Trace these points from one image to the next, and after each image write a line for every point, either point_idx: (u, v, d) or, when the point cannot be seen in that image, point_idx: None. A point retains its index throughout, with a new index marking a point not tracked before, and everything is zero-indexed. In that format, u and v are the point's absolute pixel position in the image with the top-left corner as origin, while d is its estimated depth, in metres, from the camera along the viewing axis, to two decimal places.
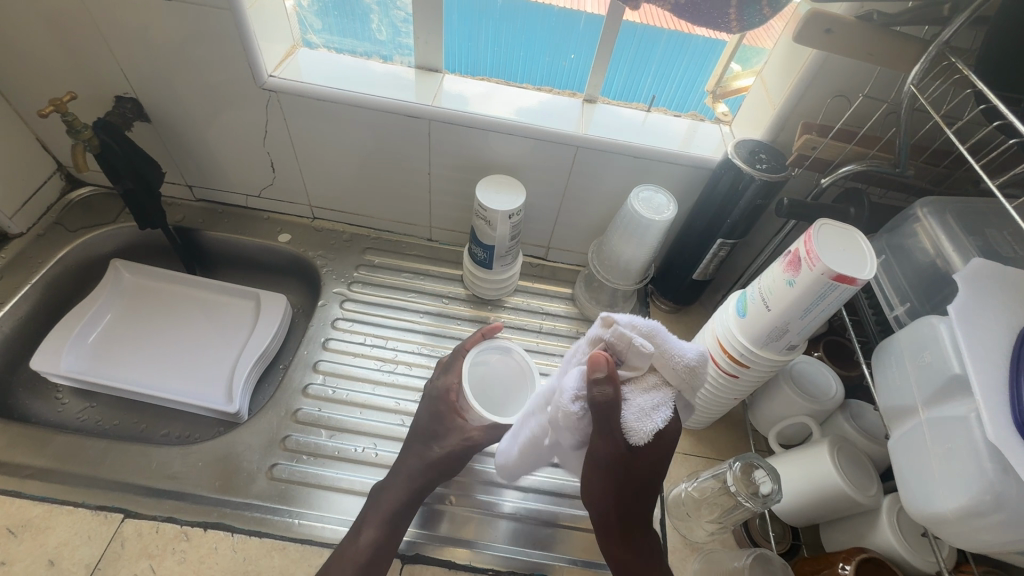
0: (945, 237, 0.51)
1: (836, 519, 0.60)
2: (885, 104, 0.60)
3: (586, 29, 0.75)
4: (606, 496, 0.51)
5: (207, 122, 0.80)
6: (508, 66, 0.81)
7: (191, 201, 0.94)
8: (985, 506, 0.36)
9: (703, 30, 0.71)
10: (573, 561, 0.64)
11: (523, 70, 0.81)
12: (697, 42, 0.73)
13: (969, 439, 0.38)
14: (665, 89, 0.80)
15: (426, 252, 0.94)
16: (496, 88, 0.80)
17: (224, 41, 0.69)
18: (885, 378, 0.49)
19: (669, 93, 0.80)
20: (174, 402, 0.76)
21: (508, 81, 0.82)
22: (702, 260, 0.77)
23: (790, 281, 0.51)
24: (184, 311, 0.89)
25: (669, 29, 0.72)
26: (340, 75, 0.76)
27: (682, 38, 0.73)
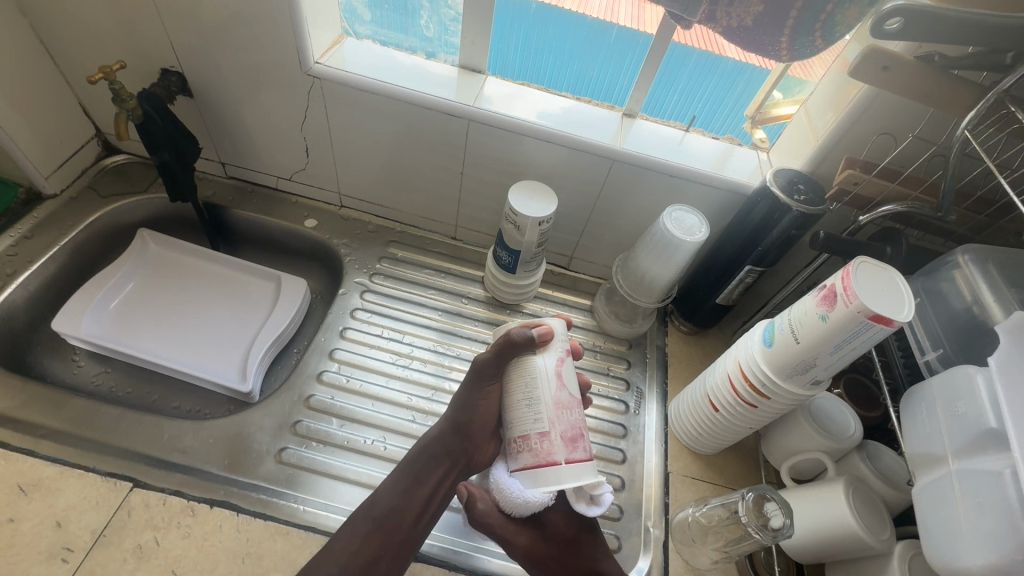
0: (984, 285, 0.50)
1: (844, 560, 0.59)
2: (934, 146, 0.60)
3: (616, 43, 0.75)
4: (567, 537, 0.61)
5: (248, 102, 0.81)
6: (537, 70, 0.81)
7: (222, 178, 0.95)
8: (1014, 565, 0.35)
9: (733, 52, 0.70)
10: None
11: (549, 75, 0.81)
12: (727, 65, 0.73)
13: (1000, 494, 0.37)
14: (692, 107, 0.80)
15: (448, 250, 0.94)
16: (523, 90, 0.80)
17: (277, 25, 0.70)
18: (913, 423, 0.48)
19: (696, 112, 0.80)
20: (188, 375, 0.76)
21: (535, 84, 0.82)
22: (727, 285, 0.76)
23: (823, 315, 0.51)
24: (205, 286, 0.89)
25: (699, 50, 0.72)
26: (383, 68, 0.76)
27: (711, 60, 0.73)
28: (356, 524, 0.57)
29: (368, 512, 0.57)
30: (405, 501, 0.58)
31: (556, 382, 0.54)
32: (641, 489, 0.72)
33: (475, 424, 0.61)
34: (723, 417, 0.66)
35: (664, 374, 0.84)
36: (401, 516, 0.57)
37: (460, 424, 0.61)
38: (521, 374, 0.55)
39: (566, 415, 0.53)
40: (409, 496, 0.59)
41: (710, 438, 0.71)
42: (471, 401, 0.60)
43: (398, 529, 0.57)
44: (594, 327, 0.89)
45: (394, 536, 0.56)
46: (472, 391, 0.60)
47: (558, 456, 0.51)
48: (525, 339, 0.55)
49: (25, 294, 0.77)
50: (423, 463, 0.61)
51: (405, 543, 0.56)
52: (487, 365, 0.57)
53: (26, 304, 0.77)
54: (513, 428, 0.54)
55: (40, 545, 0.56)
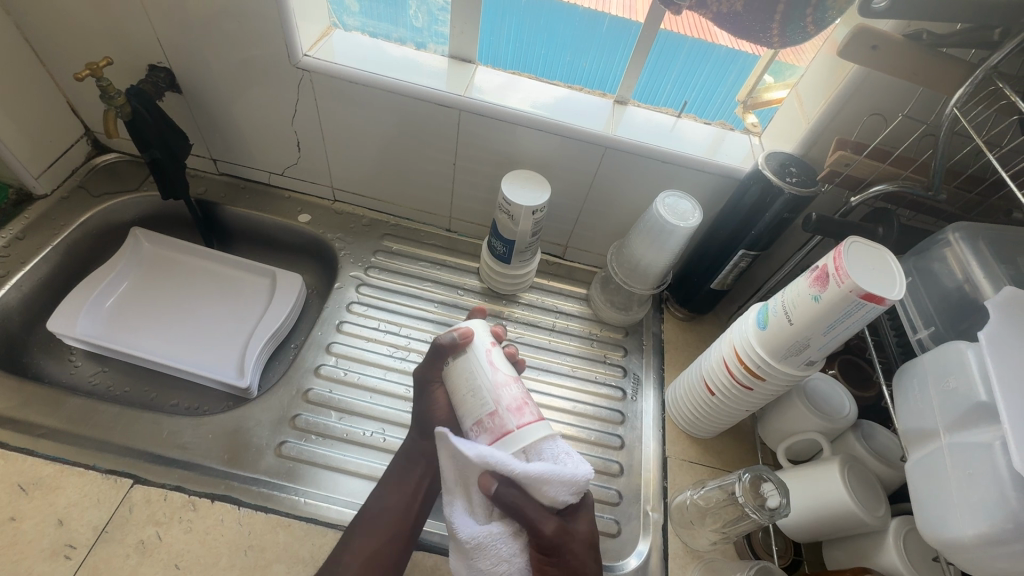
0: (975, 263, 0.51)
1: (842, 537, 0.60)
2: (924, 125, 0.60)
3: (608, 32, 0.75)
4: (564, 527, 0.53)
5: (238, 97, 0.80)
6: (529, 61, 0.80)
7: (214, 175, 0.94)
8: (1006, 535, 0.36)
9: (727, 39, 0.71)
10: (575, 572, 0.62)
11: (543, 66, 0.81)
12: (720, 52, 0.73)
13: (992, 466, 0.38)
14: (686, 93, 0.79)
15: (443, 242, 0.94)
16: (516, 80, 0.80)
17: (265, 17, 0.69)
18: (906, 399, 0.48)
19: (691, 99, 0.80)
20: (186, 372, 0.76)
21: (529, 75, 0.81)
22: (721, 270, 0.77)
23: (816, 296, 0.51)
24: (201, 283, 0.89)
25: (692, 38, 0.72)
26: (372, 59, 0.76)
27: (706, 46, 0.73)
28: (354, 529, 0.58)
29: (361, 519, 0.59)
30: (392, 505, 0.60)
31: (490, 365, 0.53)
32: (639, 474, 0.72)
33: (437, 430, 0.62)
34: (719, 400, 0.67)
35: (661, 360, 0.84)
36: (390, 521, 0.58)
37: (426, 431, 0.63)
38: (456, 370, 0.54)
39: (510, 389, 0.51)
40: (397, 497, 0.60)
41: (707, 422, 0.71)
42: (426, 411, 0.61)
43: (389, 530, 0.58)
44: (591, 316, 0.89)
45: (390, 535, 0.57)
46: (427, 403, 0.61)
47: (510, 425, 0.49)
48: (444, 343, 0.55)
49: (21, 295, 0.77)
50: (402, 468, 0.63)
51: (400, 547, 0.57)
52: (428, 374, 0.59)
53: (21, 304, 0.77)
54: (465, 419, 0.52)
55: (43, 543, 0.56)
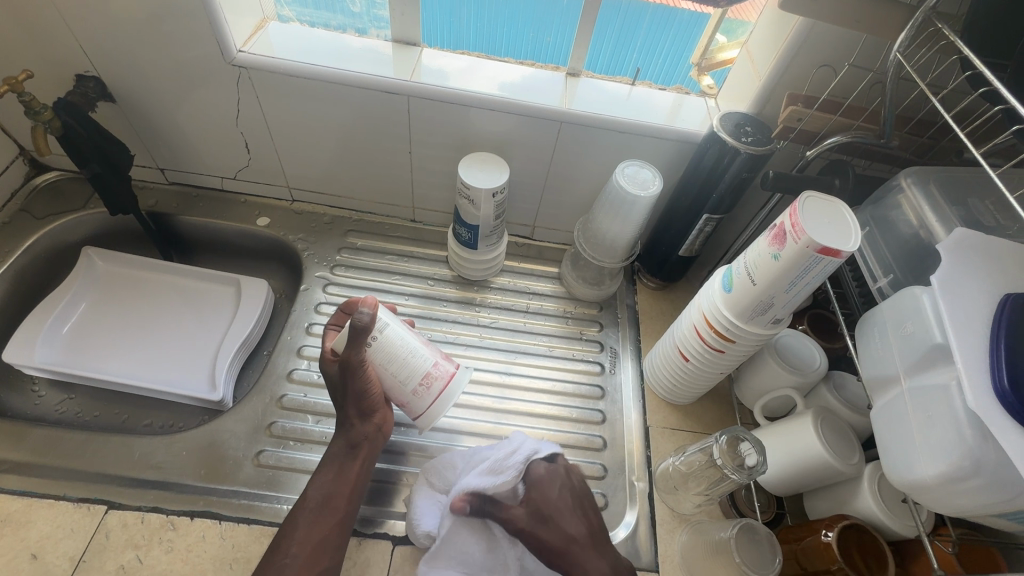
0: (928, 207, 0.51)
1: (820, 487, 0.62)
2: (871, 73, 0.60)
3: (569, 4, 0.73)
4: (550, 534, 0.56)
5: (177, 102, 0.77)
6: (492, 41, 0.78)
7: (164, 185, 0.91)
8: (964, 471, 0.37)
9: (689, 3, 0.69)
10: None
11: (506, 45, 0.78)
12: (683, 17, 0.72)
13: (949, 407, 0.39)
14: (648, 62, 0.78)
15: (410, 233, 0.93)
16: (478, 62, 0.78)
17: (192, 15, 0.66)
18: (867, 347, 0.49)
19: (656, 67, 0.79)
20: (155, 391, 0.74)
21: (492, 55, 0.79)
22: (688, 236, 0.76)
23: (775, 254, 0.51)
24: (163, 298, 0.86)
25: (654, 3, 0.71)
26: (314, 49, 0.73)
27: (668, 12, 0.72)
28: (295, 518, 0.56)
29: (303, 506, 0.57)
30: (335, 490, 0.58)
31: (408, 331, 0.62)
32: (623, 445, 0.73)
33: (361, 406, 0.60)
34: (693, 365, 0.67)
35: (637, 331, 0.85)
36: (327, 505, 0.57)
37: (359, 412, 0.61)
38: (387, 342, 0.59)
39: (429, 346, 0.64)
40: (339, 482, 0.59)
41: (684, 387, 0.72)
42: (359, 395, 0.60)
43: (326, 515, 0.57)
44: (564, 294, 0.88)
45: (336, 524, 0.56)
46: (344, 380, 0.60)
47: (450, 369, 0.63)
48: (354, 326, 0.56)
49: None
50: (342, 451, 0.61)
51: (339, 530, 0.56)
52: (348, 359, 0.58)
53: None
54: (410, 381, 0.60)
55: None
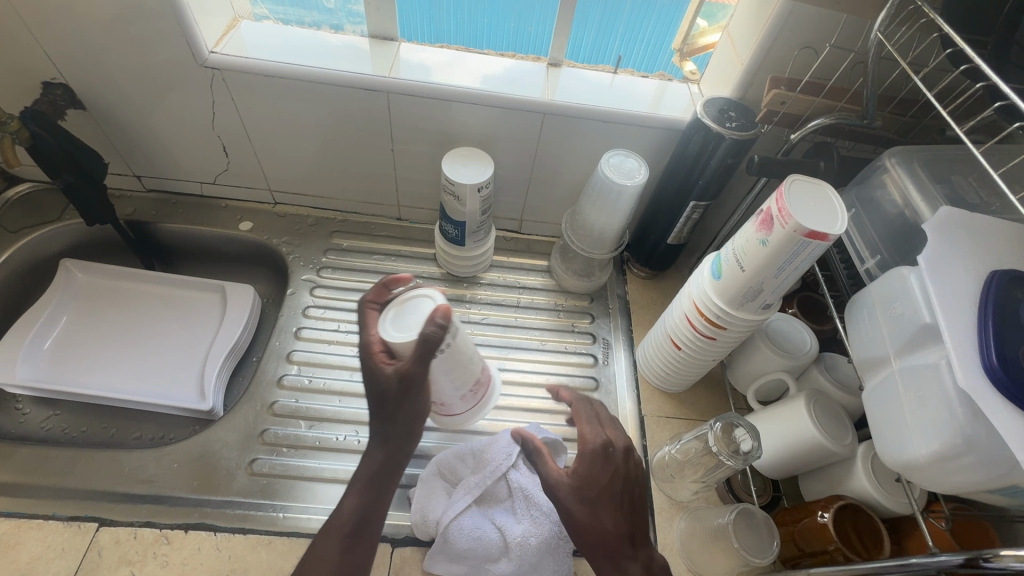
0: (914, 187, 0.51)
1: (814, 469, 0.62)
2: (852, 53, 0.59)
3: None
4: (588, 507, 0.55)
5: (150, 107, 0.75)
6: (473, 34, 0.77)
7: (142, 192, 0.89)
8: (957, 450, 0.37)
9: None
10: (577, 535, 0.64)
11: (487, 37, 0.77)
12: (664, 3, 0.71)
13: (940, 386, 0.39)
14: (630, 49, 0.78)
15: (396, 232, 0.92)
16: (459, 55, 0.76)
17: (161, 16, 0.64)
18: (857, 329, 0.49)
19: (638, 53, 0.78)
20: (144, 403, 0.73)
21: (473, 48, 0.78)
22: (676, 224, 0.76)
23: (763, 240, 0.51)
24: (147, 307, 0.85)
25: None
26: (289, 47, 0.71)
27: None
28: (326, 537, 0.54)
29: (338, 527, 0.54)
30: (369, 510, 0.56)
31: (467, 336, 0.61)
32: None
33: (411, 412, 0.58)
34: (686, 354, 0.67)
35: (629, 321, 0.84)
36: (360, 518, 0.55)
37: (401, 427, 0.58)
38: (455, 353, 0.56)
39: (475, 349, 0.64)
40: (373, 503, 0.57)
41: (678, 375, 0.72)
42: (407, 410, 0.57)
43: (360, 531, 0.55)
44: (555, 287, 0.88)
45: (367, 548, 0.55)
46: (400, 389, 0.55)
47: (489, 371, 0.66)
48: (436, 337, 0.51)
49: None
50: (378, 469, 0.58)
51: (369, 546, 0.55)
52: (413, 369, 0.53)
53: None
54: (468, 385, 0.61)
55: None
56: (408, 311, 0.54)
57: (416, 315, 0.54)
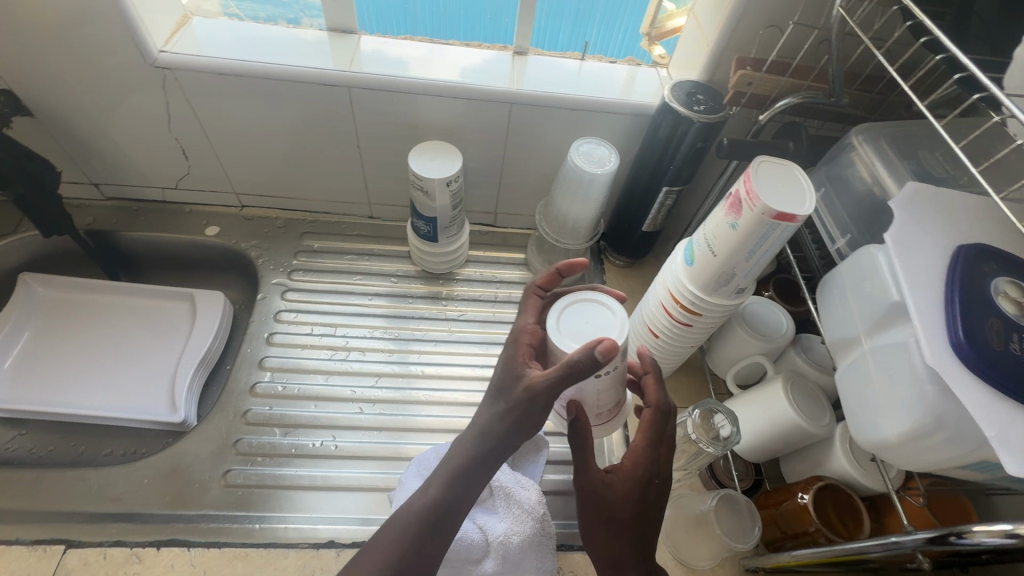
0: (881, 164, 0.50)
1: (795, 451, 0.62)
2: (816, 31, 0.59)
3: None
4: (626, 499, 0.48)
5: (102, 112, 0.72)
6: (451, 27, 0.76)
7: (102, 201, 0.86)
8: (928, 428, 0.37)
9: None
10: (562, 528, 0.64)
11: (465, 30, 0.77)
12: None
13: (910, 364, 0.38)
14: (612, 38, 0.77)
15: (369, 231, 0.90)
16: (438, 49, 0.74)
17: (104, 16, 0.61)
18: (829, 310, 0.49)
19: (617, 44, 0.78)
20: (113, 418, 0.71)
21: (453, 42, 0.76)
22: (650, 210, 0.75)
23: (733, 224, 0.50)
24: (112, 318, 0.82)
25: None
26: (244, 43, 0.69)
27: None
28: (390, 522, 0.44)
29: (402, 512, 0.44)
30: (452, 498, 0.44)
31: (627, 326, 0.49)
32: None
33: (515, 439, 0.45)
34: (665, 342, 0.66)
35: None
36: (426, 532, 0.43)
37: (513, 418, 0.44)
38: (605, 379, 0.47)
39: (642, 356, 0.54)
40: (458, 491, 0.44)
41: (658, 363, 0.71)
42: (518, 410, 0.44)
43: (426, 543, 0.42)
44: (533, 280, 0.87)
45: (432, 546, 0.43)
46: (516, 403, 0.44)
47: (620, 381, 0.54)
48: (585, 363, 0.42)
49: None
50: (477, 453, 0.45)
51: (424, 568, 0.42)
52: (543, 385, 0.43)
53: None
54: (599, 409, 0.51)
55: None
56: (593, 313, 0.49)
57: (592, 322, 0.48)
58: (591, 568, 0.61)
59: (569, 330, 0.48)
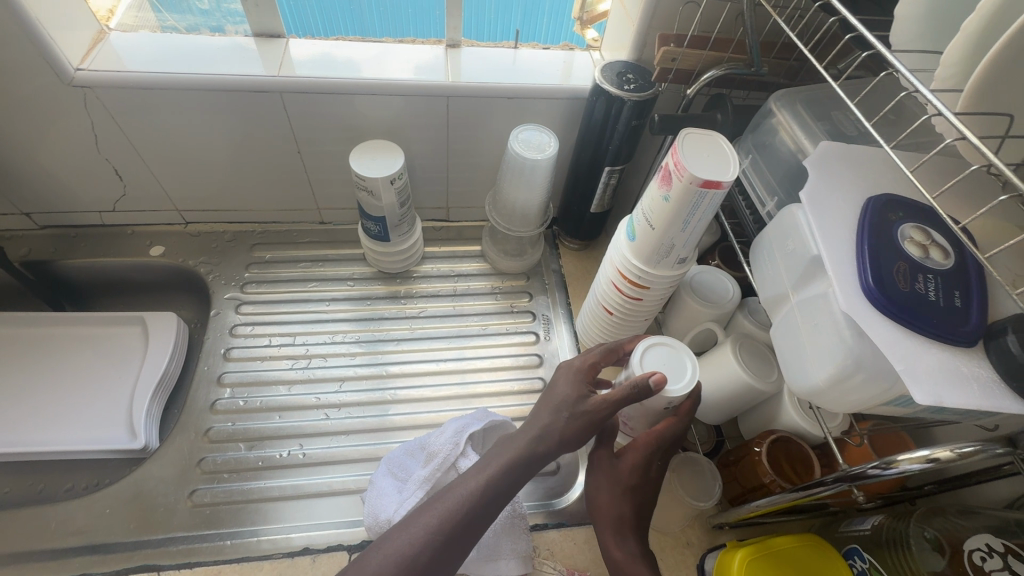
0: (798, 127, 0.53)
1: (750, 409, 0.65)
2: (729, 4, 0.61)
3: None
4: (632, 480, 0.55)
5: (26, 140, 0.69)
6: (398, 23, 0.75)
7: (36, 231, 0.82)
8: (850, 369, 0.39)
9: None
10: (537, 507, 0.65)
11: (416, 24, 0.76)
12: None
13: (830, 313, 0.41)
14: (562, 26, 0.78)
15: (321, 237, 0.89)
16: (387, 49, 0.74)
17: (10, 40, 0.58)
18: (761, 271, 0.51)
19: (568, 32, 0.79)
20: (67, 452, 0.69)
21: (402, 38, 0.76)
22: (596, 192, 0.77)
23: (665, 196, 0.52)
24: (57, 351, 0.78)
25: None
26: (168, 55, 0.67)
27: None
28: (433, 503, 0.47)
29: (446, 496, 0.47)
30: (496, 485, 0.48)
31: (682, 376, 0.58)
32: None
33: (564, 448, 0.52)
34: (619, 319, 0.67)
35: (566, 295, 0.85)
36: (482, 509, 0.47)
37: (560, 432, 0.52)
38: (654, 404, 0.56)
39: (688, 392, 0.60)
40: (501, 480, 0.49)
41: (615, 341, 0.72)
42: (569, 424, 0.52)
43: (471, 522, 0.46)
44: (490, 271, 0.88)
45: (472, 525, 0.46)
46: (584, 413, 0.53)
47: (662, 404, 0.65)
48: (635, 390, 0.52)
49: None
50: (525, 454, 0.50)
51: (461, 547, 0.45)
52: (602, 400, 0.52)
53: None
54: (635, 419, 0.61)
55: None
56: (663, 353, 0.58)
57: (666, 363, 0.57)
58: (566, 544, 0.62)
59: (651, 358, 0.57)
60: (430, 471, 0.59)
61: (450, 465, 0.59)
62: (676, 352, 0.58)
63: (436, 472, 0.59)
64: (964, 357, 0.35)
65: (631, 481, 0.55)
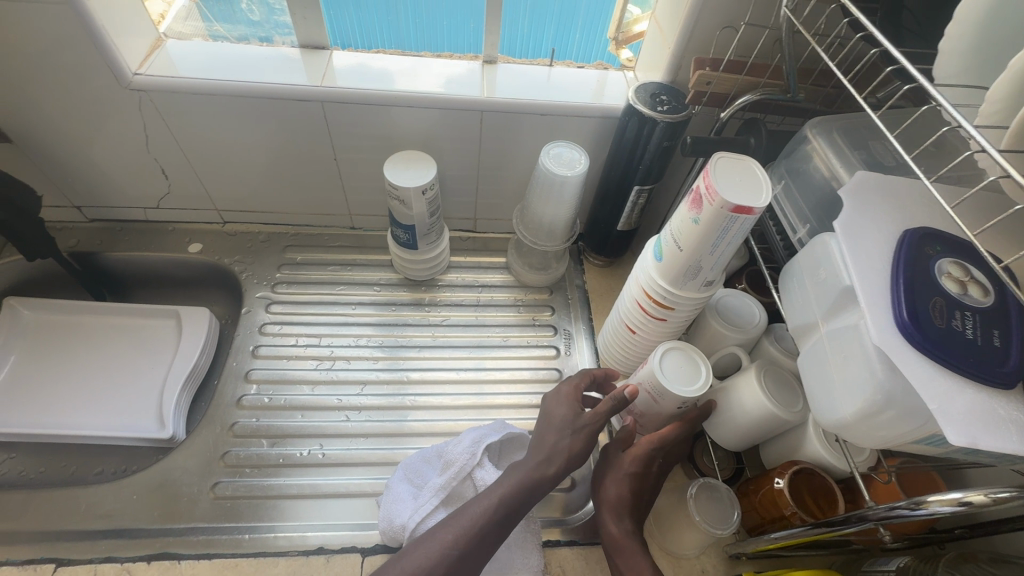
0: (835, 156, 0.52)
1: (772, 438, 0.64)
2: (767, 30, 0.61)
3: None
4: (634, 469, 0.60)
5: (84, 139, 0.73)
6: (437, 38, 0.77)
7: (85, 223, 0.87)
8: (879, 404, 0.39)
9: None
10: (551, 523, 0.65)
11: (453, 39, 0.78)
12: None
13: (861, 345, 0.41)
14: (598, 45, 0.79)
15: (351, 241, 0.91)
16: (422, 62, 0.76)
17: (78, 46, 0.62)
18: (790, 298, 0.51)
19: (603, 50, 0.80)
20: (100, 437, 0.71)
21: (441, 53, 0.78)
22: (624, 210, 0.77)
23: (695, 219, 0.52)
24: (96, 339, 0.81)
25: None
26: (219, 63, 0.70)
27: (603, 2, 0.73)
28: (447, 522, 0.51)
29: (459, 516, 0.51)
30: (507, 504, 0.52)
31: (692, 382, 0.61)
32: None
33: (572, 465, 0.55)
34: (641, 338, 0.67)
35: (589, 311, 0.85)
36: (492, 528, 0.50)
37: (562, 449, 0.55)
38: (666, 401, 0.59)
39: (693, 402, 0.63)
40: (511, 500, 0.52)
41: (637, 360, 0.71)
42: (570, 441, 0.56)
43: (482, 539, 0.50)
44: (514, 283, 0.88)
45: (484, 541, 0.50)
46: (582, 429, 0.57)
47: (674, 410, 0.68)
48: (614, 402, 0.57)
49: None
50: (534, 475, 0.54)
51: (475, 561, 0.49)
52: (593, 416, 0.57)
53: None
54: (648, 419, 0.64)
55: None
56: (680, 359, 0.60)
57: (680, 367, 0.59)
58: (578, 562, 0.62)
59: (662, 364, 0.59)
60: (444, 479, 0.59)
61: (465, 476, 0.60)
62: (689, 356, 0.60)
63: (450, 480, 0.59)
64: (1001, 399, 0.34)
65: (636, 469, 0.60)
